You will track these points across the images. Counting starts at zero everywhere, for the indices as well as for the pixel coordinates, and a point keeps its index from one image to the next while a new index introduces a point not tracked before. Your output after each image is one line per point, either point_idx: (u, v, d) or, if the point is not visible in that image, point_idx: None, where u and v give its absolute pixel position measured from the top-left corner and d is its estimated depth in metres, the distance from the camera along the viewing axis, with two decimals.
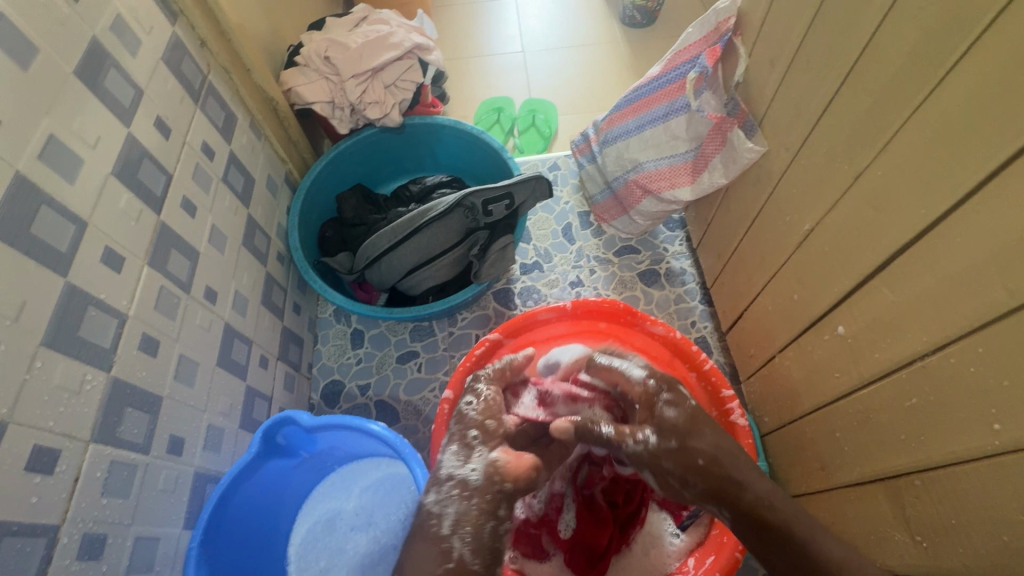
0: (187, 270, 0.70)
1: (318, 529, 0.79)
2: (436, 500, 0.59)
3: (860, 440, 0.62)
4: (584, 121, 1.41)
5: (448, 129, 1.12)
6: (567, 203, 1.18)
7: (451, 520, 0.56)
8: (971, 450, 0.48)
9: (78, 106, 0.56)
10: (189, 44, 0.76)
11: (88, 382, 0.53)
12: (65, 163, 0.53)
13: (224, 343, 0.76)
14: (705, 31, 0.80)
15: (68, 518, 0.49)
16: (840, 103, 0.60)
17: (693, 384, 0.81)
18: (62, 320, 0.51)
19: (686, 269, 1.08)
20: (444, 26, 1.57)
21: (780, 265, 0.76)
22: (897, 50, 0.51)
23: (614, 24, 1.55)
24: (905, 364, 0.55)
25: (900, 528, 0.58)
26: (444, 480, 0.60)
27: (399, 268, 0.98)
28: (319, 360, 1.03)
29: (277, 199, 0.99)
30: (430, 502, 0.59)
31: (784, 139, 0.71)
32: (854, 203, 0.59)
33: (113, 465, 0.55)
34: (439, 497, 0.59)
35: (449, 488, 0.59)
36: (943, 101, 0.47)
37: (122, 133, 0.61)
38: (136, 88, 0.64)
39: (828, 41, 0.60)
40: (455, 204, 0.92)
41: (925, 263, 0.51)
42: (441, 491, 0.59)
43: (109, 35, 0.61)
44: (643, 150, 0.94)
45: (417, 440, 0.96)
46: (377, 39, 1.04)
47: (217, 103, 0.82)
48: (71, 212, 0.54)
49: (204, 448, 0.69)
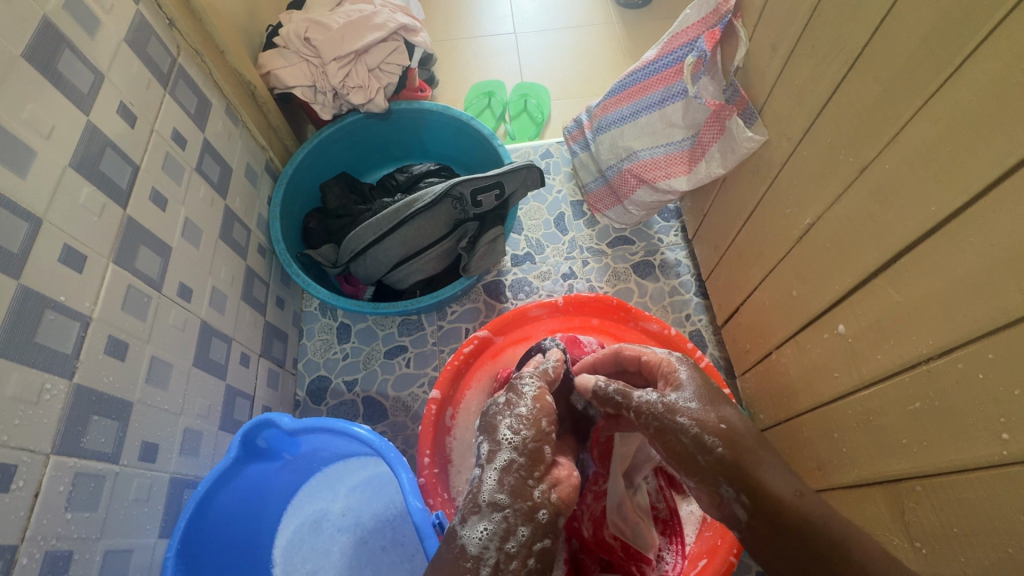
0: (158, 267, 0.66)
1: (304, 531, 0.77)
2: (475, 534, 0.49)
3: (859, 442, 0.61)
4: (579, 105, 1.37)
5: (436, 115, 1.08)
6: (560, 192, 1.15)
7: (481, 542, 0.48)
8: (976, 459, 0.46)
9: (29, 93, 0.52)
10: (155, 24, 0.71)
11: (47, 391, 0.50)
12: (14, 156, 0.49)
13: (201, 341, 0.72)
14: (703, 13, 0.76)
15: (28, 535, 0.47)
16: (846, 91, 0.57)
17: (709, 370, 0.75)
18: (15, 326, 0.48)
19: (682, 261, 1.05)
20: (433, 7, 1.51)
21: (779, 260, 0.73)
22: (909, 36, 0.48)
23: (609, 5, 1.49)
24: (910, 366, 0.52)
25: (899, 533, 0.57)
26: (488, 507, 0.50)
27: (385, 261, 0.94)
28: (304, 356, 1.00)
29: (257, 189, 0.94)
30: (469, 535, 0.49)
31: (786, 128, 0.68)
32: (858, 198, 0.56)
33: (79, 477, 0.52)
34: (474, 521, 0.49)
35: (494, 516, 0.49)
36: (958, 93, 0.44)
37: (80, 122, 0.57)
38: (96, 73, 0.60)
39: (837, 25, 0.57)
40: (443, 194, 0.89)
41: (935, 263, 0.48)
42: (483, 522, 0.49)
43: (63, 14, 0.56)
44: (637, 138, 0.91)
45: (406, 437, 0.93)
46: (360, 19, 0.99)
47: (189, 87, 0.77)
48: (23, 208, 0.50)
49: (180, 453, 0.66)
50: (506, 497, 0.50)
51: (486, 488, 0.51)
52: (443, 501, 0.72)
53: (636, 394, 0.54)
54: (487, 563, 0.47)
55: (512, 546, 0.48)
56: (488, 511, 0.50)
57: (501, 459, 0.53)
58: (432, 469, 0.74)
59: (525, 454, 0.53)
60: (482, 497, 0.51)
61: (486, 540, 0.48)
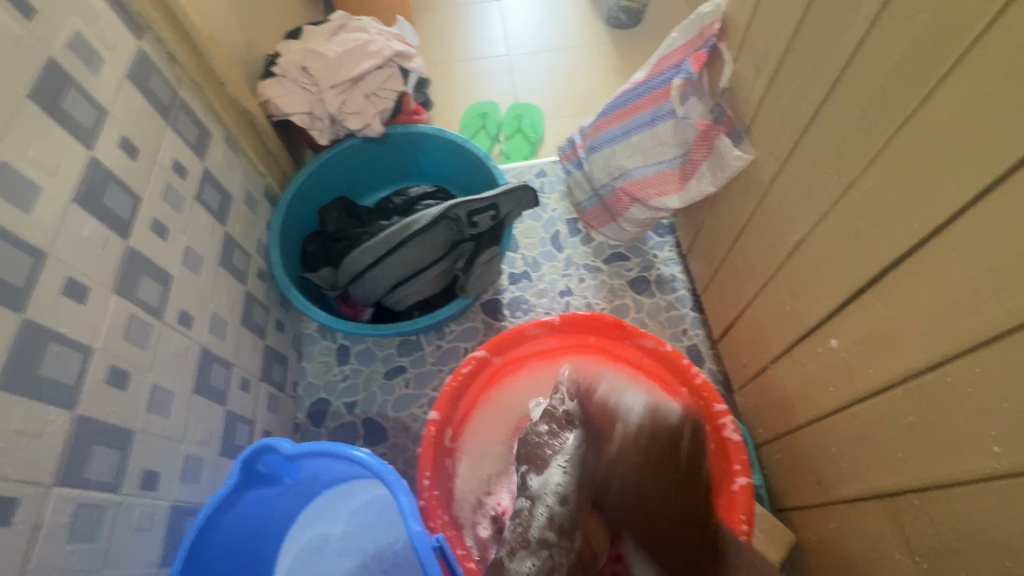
0: (159, 296, 0.67)
1: (305, 555, 0.77)
2: (523, 568, 0.63)
3: (857, 456, 0.61)
4: (572, 124, 1.39)
5: (431, 138, 1.10)
6: (555, 210, 1.16)
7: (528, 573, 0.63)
8: (971, 472, 0.47)
9: (34, 132, 0.53)
10: (157, 59, 0.73)
11: (50, 423, 0.50)
12: (20, 193, 0.51)
13: (202, 368, 0.73)
14: (689, 36, 0.78)
15: (31, 568, 0.47)
16: (828, 113, 0.58)
17: (682, 399, 0.79)
18: (19, 360, 0.48)
19: (677, 276, 1.07)
20: (427, 32, 1.54)
21: (771, 275, 0.74)
22: (886, 58, 0.49)
23: (600, 26, 1.53)
24: (901, 380, 0.53)
25: (899, 547, 0.57)
26: (533, 545, 0.64)
27: (384, 283, 0.95)
28: (304, 378, 1.01)
29: (256, 215, 0.96)
30: (518, 567, 0.63)
31: (772, 147, 0.70)
32: (844, 215, 0.57)
33: (81, 508, 0.52)
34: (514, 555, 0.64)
35: (539, 555, 0.63)
36: (933, 114, 0.45)
37: (84, 157, 0.59)
38: (100, 108, 0.62)
39: (817, 49, 0.59)
40: (439, 216, 0.90)
41: (919, 278, 0.49)
42: (529, 558, 0.63)
43: (67, 54, 0.58)
44: (630, 157, 0.93)
45: (406, 459, 0.93)
46: (356, 48, 1.02)
47: (190, 119, 0.79)
48: (28, 243, 0.51)
49: (181, 481, 0.67)
50: (552, 536, 0.65)
51: (535, 527, 0.65)
52: (443, 523, 0.72)
53: (531, 481, 0.70)
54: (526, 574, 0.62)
55: (553, 571, 0.63)
56: (536, 548, 0.64)
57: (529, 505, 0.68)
58: (432, 491, 0.73)
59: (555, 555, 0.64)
60: (530, 535, 0.65)
61: (531, 574, 0.62)
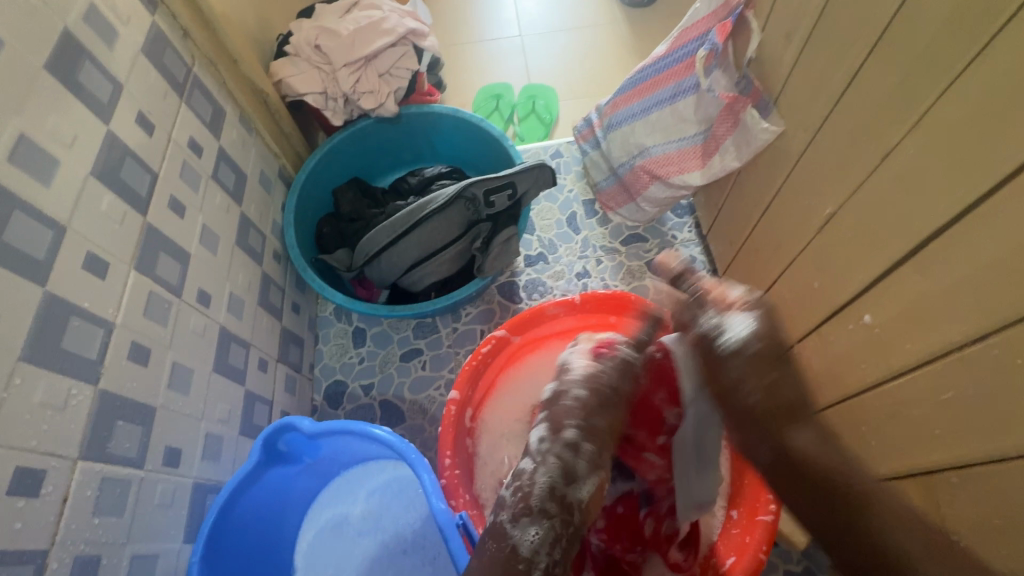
0: (178, 274, 0.67)
1: (325, 535, 0.77)
2: (527, 536, 0.52)
3: (889, 435, 0.59)
4: (587, 105, 1.37)
5: (446, 118, 1.08)
6: (571, 191, 1.14)
7: (531, 544, 0.52)
8: (1017, 448, 0.45)
9: (51, 103, 0.52)
10: (171, 35, 0.72)
11: (74, 397, 0.50)
12: (39, 165, 0.50)
13: (220, 347, 0.73)
14: (714, 6, 0.75)
15: (58, 540, 0.47)
16: (865, 77, 0.56)
17: None
18: (42, 333, 0.48)
19: (696, 257, 1.05)
20: (439, 12, 1.52)
21: (798, 252, 0.72)
22: (932, 16, 0.47)
23: (615, 4, 1.49)
24: (942, 355, 0.51)
25: (934, 526, 0.56)
26: (537, 512, 0.54)
27: (400, 264, 0.94)
28: (320, 361, 1.00)
29: (271, 197, 0.95)
30: (521, 536, 0.52)
31: (803, 118, 0.67)
32: (880, 185, 0.55)
33: (105, 482, 0.52)
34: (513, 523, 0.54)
35: (542, 522, 0.53)
36: (984, 72, 0.43)
37: (101, 131, 0.58)
38: (115, 83, 0.61)
39: (855, 11, 0.56)
40: (456, 196, 0.89)
41: (964, 247, 0.47)
42: (533, 526, 0.53)
43: (82, 25, 0.57)
44: (650, 134, 0.90)
45: (424, 441, 0.93)
46: (369, 25, 1.00)
47: (204, 96, 0.78)
48: (48, 216, 0.50)
49: (203, 459, 0.67)
50: (553, 505, 0.54)
51: (536, 490, 0.56)
52: (465, 502, 0.70)
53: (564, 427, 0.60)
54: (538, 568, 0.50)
55: (557, 552, 0.52)
56: (537, 516, 0.54)
57: (538, 473, 0.57)
58: (454, 470, 0.72)
59: (577, 464, 0.58)
60: (533, 501, 0.55)
61: (537, 544, 0.52)
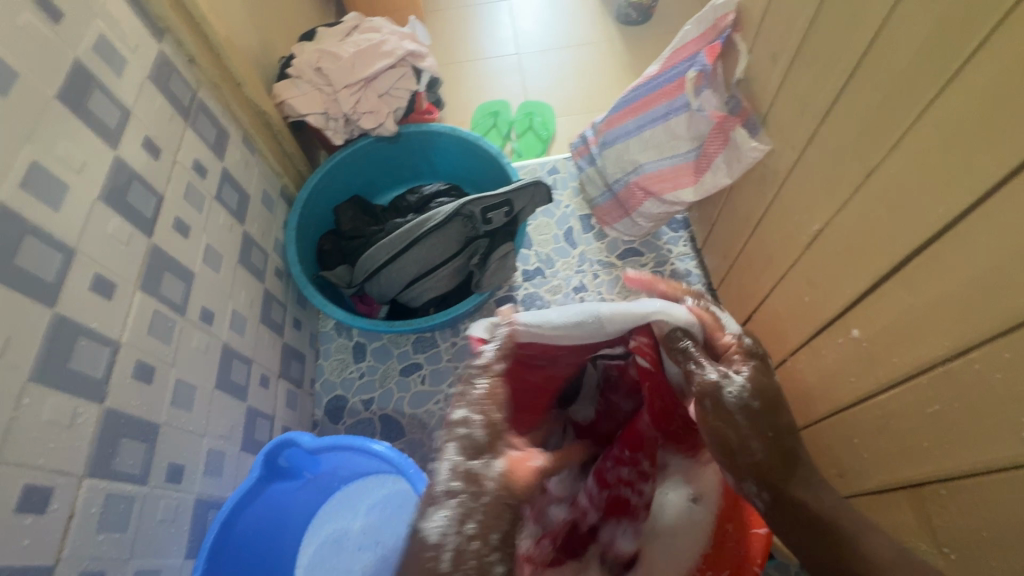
0: (181, 292, 0.68)
1: (326, 550, 0.77)
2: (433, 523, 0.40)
3: (880, 447, 0.60)
4: (583, 121, 1.39)
5: (444, 136, 1.11)
6: (568, 206, 1.16)
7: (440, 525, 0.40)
8: (1001, 460, 0.46)
9: (63, 131, 0.54)
10: (177, 61, 0.75)
11: (80, 415, 0.51)
12: (49, 191, 0.52)
13: (223, 364, 0.74)
14: (703, 29, 0.77)
15: (63, 556, 0.48)
16: (848, 99, 0.58)
17: None
18: (51, 353, 0.49)
19: (692, 271, 1.06)
20: (437, 31, 1.56)
21: (789, 267, 0.74)
22: (907, 42, 0.49)
23: (610, 23, 1.53)
24: (926, 369, 0.53)
25: (926, 538, 0.56)
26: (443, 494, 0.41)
27: (400, 279, 0.96)
28: (321, 376, 1.02)
29: (273, 215, 0.97)
30: (428, 524, 0.40)
31: (790, 136, 0.69)
32: (864, 203, 0.57)
33: (109, 499, 0.53)
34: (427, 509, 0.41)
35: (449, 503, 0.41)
36: (957, 98, 0.45)
37: (109, 156, 0.60)
38: (124, 109, 0.63)
39: (835, 35, 0.58)
40: (454, 213, 0.91)
41: (945, 263, 0.49)
42: (438, 510, 0.40)
43: (92, 55, 0.59)
44: (643, 151, 0.93)
45: (423, 455, 0.94)
46: (369, 48, 1.03)
47: (208, 119, 0.81)
48: (58, 240, 0.52)
49: (205, 474, 0.68)
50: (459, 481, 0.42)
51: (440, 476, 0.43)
52: None
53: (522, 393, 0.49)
54: (447, 550, 0.38)
55: (471, 530, 0.40)
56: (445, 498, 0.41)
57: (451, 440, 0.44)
58: None
59: (475, 434, 0.44)
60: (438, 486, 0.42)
61: (444, 527, 0.39)
